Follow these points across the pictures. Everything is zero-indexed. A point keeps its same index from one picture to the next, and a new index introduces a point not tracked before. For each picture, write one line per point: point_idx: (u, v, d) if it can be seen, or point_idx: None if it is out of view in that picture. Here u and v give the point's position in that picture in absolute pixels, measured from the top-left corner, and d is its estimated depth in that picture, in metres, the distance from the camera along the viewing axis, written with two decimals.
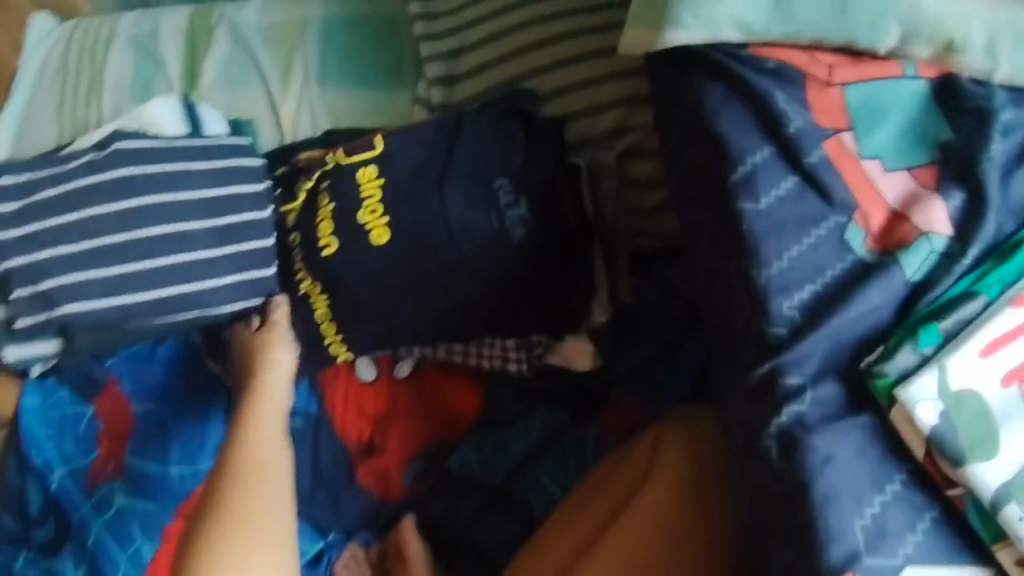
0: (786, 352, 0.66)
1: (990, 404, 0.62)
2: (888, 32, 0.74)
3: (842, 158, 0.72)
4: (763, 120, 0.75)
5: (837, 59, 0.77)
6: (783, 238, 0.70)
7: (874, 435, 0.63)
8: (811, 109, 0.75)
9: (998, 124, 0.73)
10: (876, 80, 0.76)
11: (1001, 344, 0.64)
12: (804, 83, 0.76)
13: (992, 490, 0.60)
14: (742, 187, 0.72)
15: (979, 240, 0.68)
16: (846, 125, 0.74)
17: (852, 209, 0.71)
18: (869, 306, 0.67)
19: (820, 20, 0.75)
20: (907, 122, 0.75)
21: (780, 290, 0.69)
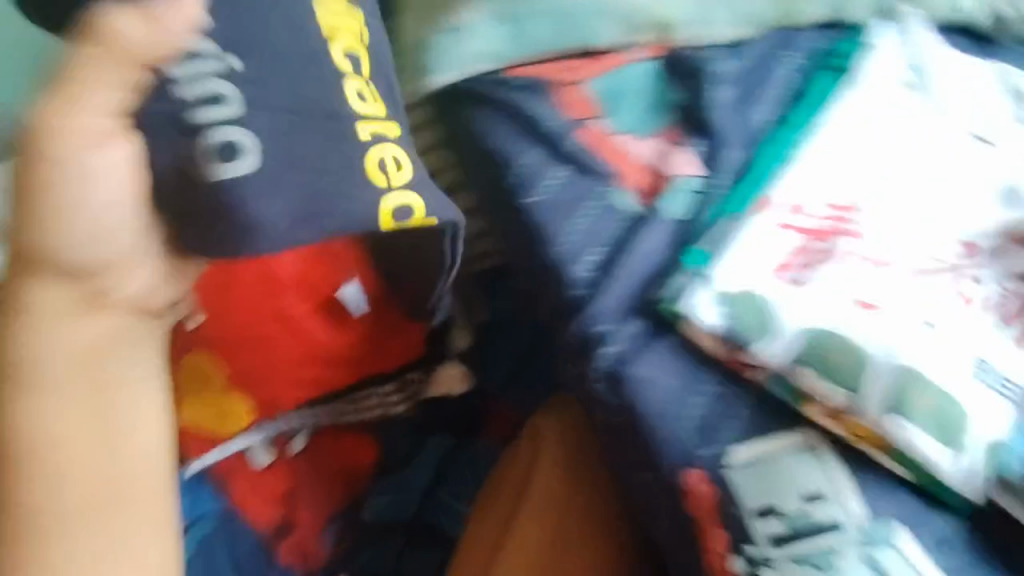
0: (588, 307, 0.74)
1: (765, 294, 0.71)
2: (606, 28, 0.89)
3: (597, 139, 0.83)
4: (527, 127, 0.84)
5: (575, 63, 0.89)
6: (564, 216, 0.79)
7: (680, 351, 0.72)
8: (565, 108, 0.85)
9: (716, 77, 0.86)
10: (609, 72, 0.88)
11: (757, 245, 0.74)
12: (553, 90, 0.86)
13: (782, 360, 0.68)
14: (520, 184, 0.81)
15: (722, 170, 0.81)
16: (597, 113, 0.85)
17: (615, 177, 0.81)
18: (647, 249, 0.76)
19: (550, 36, 0.89)
20: (645, 99, 0.88)
21: (573, 259, 0.77)
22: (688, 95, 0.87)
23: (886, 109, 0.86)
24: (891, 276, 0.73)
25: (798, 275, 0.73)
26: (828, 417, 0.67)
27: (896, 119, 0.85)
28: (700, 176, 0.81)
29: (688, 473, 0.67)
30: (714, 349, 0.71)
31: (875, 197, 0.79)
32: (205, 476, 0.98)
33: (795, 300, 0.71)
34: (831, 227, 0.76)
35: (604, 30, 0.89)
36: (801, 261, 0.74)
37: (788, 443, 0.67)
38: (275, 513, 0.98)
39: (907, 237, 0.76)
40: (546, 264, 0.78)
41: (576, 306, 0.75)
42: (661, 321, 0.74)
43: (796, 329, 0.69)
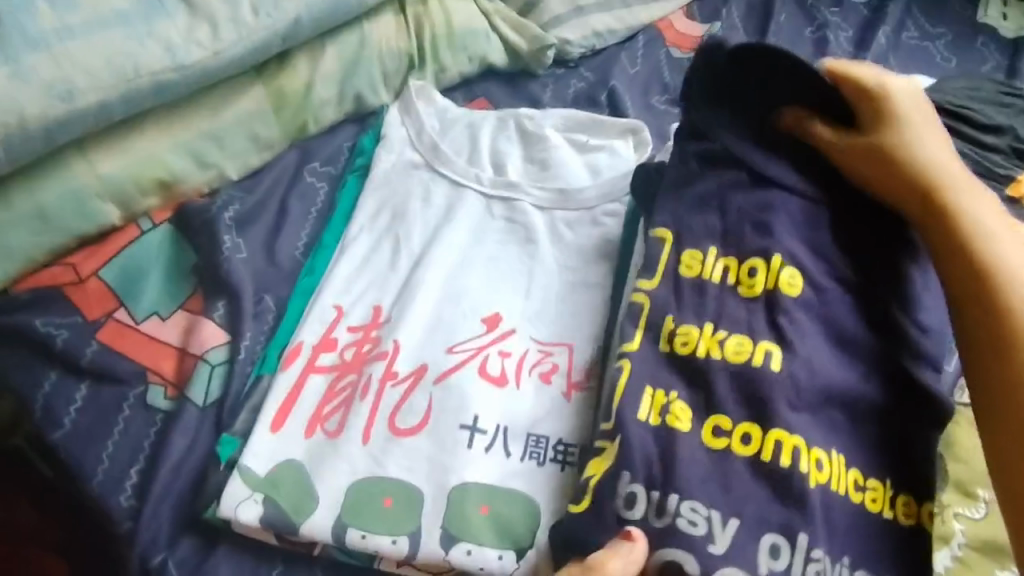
0: (136, 541, 0.62)
1: (300, 465, 0.62)
2: (103, 209, 0.77)
3: (119, 335, 0.73)
4: (37, 352, 0.73)
5: (82, 254, 0.77)
6: (96, 441, 0.68)
7: (237, 564, 0.61)
8: (80, 309, 0.74)
9: (227, 223, 0.78)
10: (119, 253, 0.77)
11: (289, 409, 0.65)
12: (59, 300, 0.75)
13: (331, 533, 0.59)
14: (45, 418, 0.70)
15: (248, 326, 0.71)
16: (116, 303, 0.75)
17: (144, 373, 0.71)
18: (180, 451, 0.65)
19: (34, 241, 0.75)
20: (164, 269, 0.77)
21: (112, 490, 0.66)
22: (202, 252, 0.77)
23: (407, 185, 0.77)
24: (466, 375, 0.64)
25: (337, 423, 0.64)
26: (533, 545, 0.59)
27: (418, 198, 0.76)
28: (229, 342, 0.71)
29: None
30: (263, 536, 0.61)
31: (405, 293, 0.69)
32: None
33: (327, 457, 0.62)
34: (361, 351, 0.67)
35: (102, 211, 0.77)
36: (337, 405, 0.65)
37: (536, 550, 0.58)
38: None
39: (460, 306, 0.69)
40: (90, 498, 0.67)
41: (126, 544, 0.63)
42: (217, 532, 0.62)
43: (331, 509, 0.60)
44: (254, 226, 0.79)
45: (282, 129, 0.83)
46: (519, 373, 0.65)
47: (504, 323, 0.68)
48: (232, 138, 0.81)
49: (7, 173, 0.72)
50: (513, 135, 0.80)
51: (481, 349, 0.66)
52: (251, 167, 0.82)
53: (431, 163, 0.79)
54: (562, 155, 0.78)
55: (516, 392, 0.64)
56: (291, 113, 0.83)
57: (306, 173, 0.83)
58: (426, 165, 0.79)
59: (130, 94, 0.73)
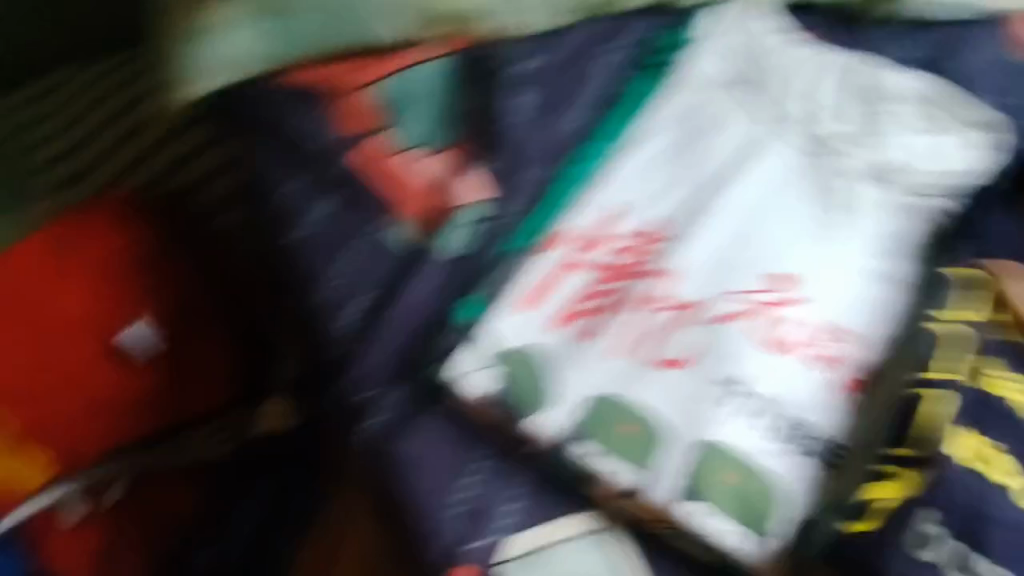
0: (349, 369, 0.60)
1: (541, 353, 0.58)
2: (398, 23, 0.73)
3: (372, 159, 0.67)
4: (291, 143, 0.69)
5: (363, 62, 0.73)
6: (328, 254, 0.64)
7: (448, 425, 0.58)
8: (338, 118, 0.69)
9: (514, 79, 0.71)
10: (400, 72, 0.72)
11: (544, 291, 0.60)
12: (325, 99, 0.70)
13: (560, 434, 0.56)
14: (279, 218, 0.67)
15: (512, 195, 0.65)
16: (377, 124, 0.69)
17: (387, 207, 0.65)
18: (416, 297, 0.61)
19: (324, 31, 0.72)
20: (432, 107, 0.71)
21: (334, 307, 0.62)
22: (479, 101, 0.71)
23: (715, 102, 0.70)
24: (741, 328, 0.58)
25: (588, 327, 0.59)
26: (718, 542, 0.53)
27: (723, 118, 0.69)
28: (487, 205, 0.64)
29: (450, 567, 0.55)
30: (481, 412, 0.57)
31: (691, 216, 0.64)
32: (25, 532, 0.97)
33: (572, 357, 0.58)
34: (631, 260, 0.62)
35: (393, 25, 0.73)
36: (593, 308, 0.60)
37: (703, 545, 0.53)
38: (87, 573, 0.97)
39: (746, 250, 0.62)
40: (308, 310, 0.63)
41: (336, 369, 0.61)
42: (428, 395, 0.59)
43: (571, 408, 0.56)
44: (535, 90, 0.71)
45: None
46: (793, 345, 0.58)
47: (791, 285, 0.61)
48: None
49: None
50: (848, 83, 0.72)
51: (758, 306, 0.59)
52: (552, 28, 0.75)
53: (750, 84, 0.71)
54: (904, 124, 0.69)
55: (789, 364, 0.57)
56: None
57: (601, 51, 0.73)
58: (743, 84, 0.71)
59: None
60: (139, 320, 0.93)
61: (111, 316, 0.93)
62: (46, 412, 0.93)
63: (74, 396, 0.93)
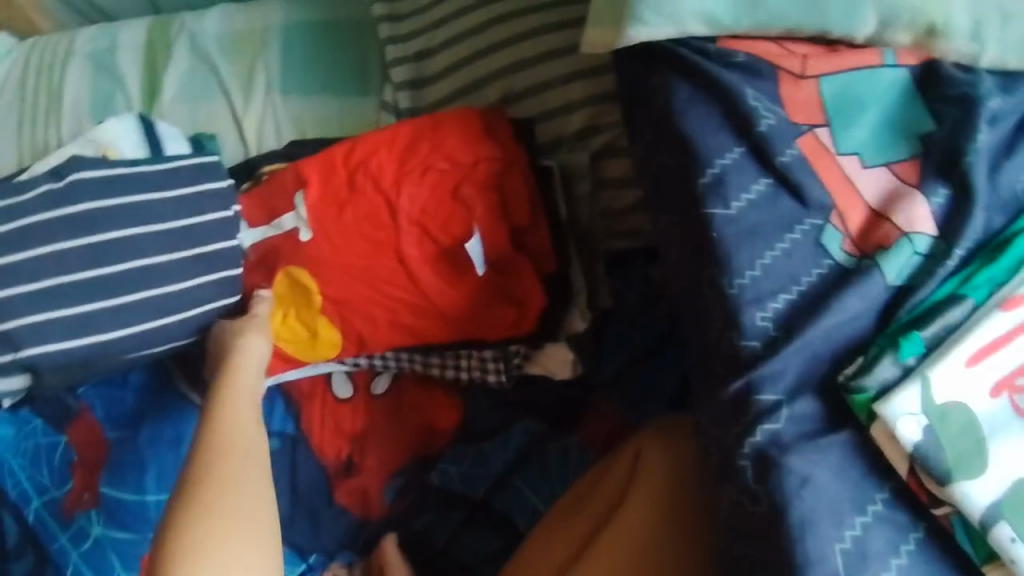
0: (759, 367, 0.57)
1: (979, 418, 0.54)
2: (865, 20, 0.67)
3: (817, 155, 0.64)
4: (733, 120, 0.66)
5: (811, 49, 0.69)
6: (755, 243, 0.61)
7: (853, 456, 0.55)
8: (783, 106, 0.66)
9: (986, 113, 0.65)
10: (853, 71, 0.67)
11: (994, 351, 0.56)
12: (774, 78, 0.67)
13: (982, 511, 0.52)
14: (710, 190, 0.63)
15: (967, 237, 0.61)
16: (822, 120, 0.66)
17: (828, 209, 0.62)
18: (847, 314, 0.58)
19: (790, 10, 0.66)
20: (884, 115, 0.67)
21: (753, 300, 0.59)
22: (942, 127, 0.66)
23: None
24: None
25: None
26: None
27: None
28: (934, 237, 0.61)
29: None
30: (896, 456, 0.54)
31: None
32: (289, 393, 1.02)
33: (1016, 433, 0.54)
34: None
35: (864, 20, 0.67)
36: None
37: None
38: (342, 452, 0.99)
39: None
40: (718, 296, 0.61)
41: (745, 364, 0.58)
42: (841, 415, 0.57)
43: (1002, 486, 0.52)
44: (1002, 128, 0.66)
45: None
46: None
47: None
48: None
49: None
50: None
51: None
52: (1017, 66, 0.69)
53: None
54: None
55: None
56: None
57: None
58: None
59: None
60: (476, 234, 0.94)
61: (452, 223, 0.94)
62: (351, 296, 0.94)
63: (381, 288, 0.94)
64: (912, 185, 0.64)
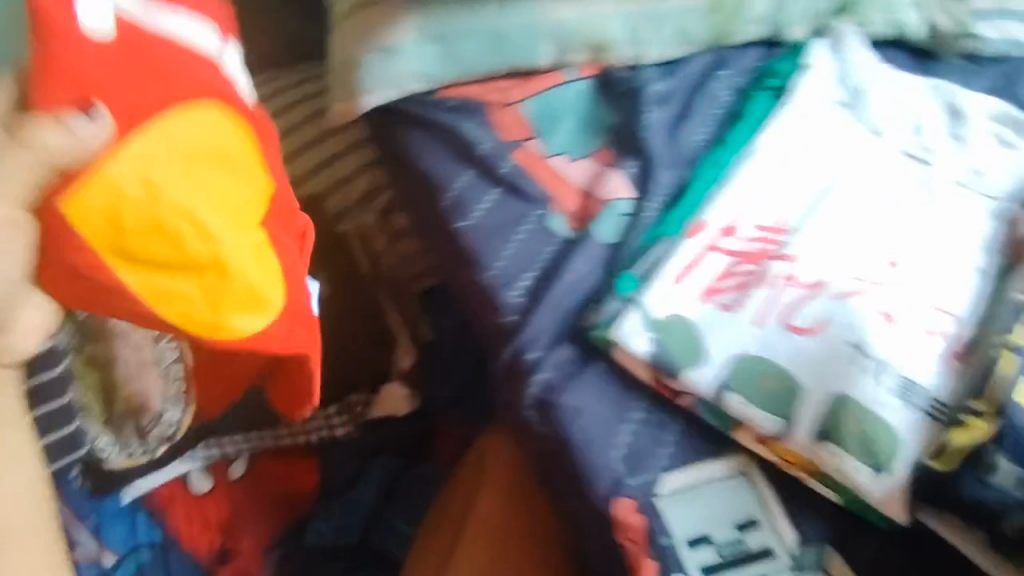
0: (520, 334, 0.70)
1: (690, 321, 0.69)
2: (543, 51, 0.84)
3: (531, 161, 0.79)
4: (460, 149, 0.80)
5: (512, 82, 0.84)
6: (496, 238, 0.75)
7: (609, 380, 0.69)
8: (498, 127, 0.81)
9: (651, 96, 0.83)
10: (545, 91, 0.83)
11: (691, 269, 0.71)
12: (486, 110, 0.82)
13: (709, 387, 0.66)
14: (453, 209, 0.77)
15: (656, 192, 0.77)
16: (531, 133, 0.81)
17: (548, 199, 0.77)
18: (578, 273, 0.72)
19: (484, 56, 0.83)
20: (579, 119, 0.84)
21: (504, 283, 0.73)
22: (623, 116, 0.83)
23: (827, 122, 0.82)
24: (859, 302, 0.68)
25: (731, 299, 0.70)
26: (755, 440, 0.66)
27: (831, 136, 0.81)
28: (634, 199, 0.77)
29: (616, 501, 0.64)
30: (640, 371, 0.68)
31: (810, 214, 0.75)
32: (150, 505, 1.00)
33: (719, 322, 0.69)
34: (765, 248, 0.73)
35: (541, 51, 0.84)
36: (735, 285, 0.71)
37: (713, 470, 0.67)
38: (213, 543, 1.01)
39: (863, 245, 0.73)
40: (480, 290, 0.74)
41: (508, 333, 0.71)
42: (592, 351, 0.70)
43: (718, 364, 0.67)
44: (670, 104, 0.84)
45: (710, 30, 0.87)
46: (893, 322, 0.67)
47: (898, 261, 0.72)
48: (669, 26, 0.85)
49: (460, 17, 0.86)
50: (940, 107, 0.84)
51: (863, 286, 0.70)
52: (668, 57, 0.87)
53: (853, 105, 0.84)
54: (978, 141, 0.81)
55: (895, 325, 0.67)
56: (726, 19, 0.87)
57: (717, 77, 0.87)
58: (846, 106, 0.83)
59: None
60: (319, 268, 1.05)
61: None
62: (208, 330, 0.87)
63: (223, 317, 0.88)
64: (610, 165, 0.80)
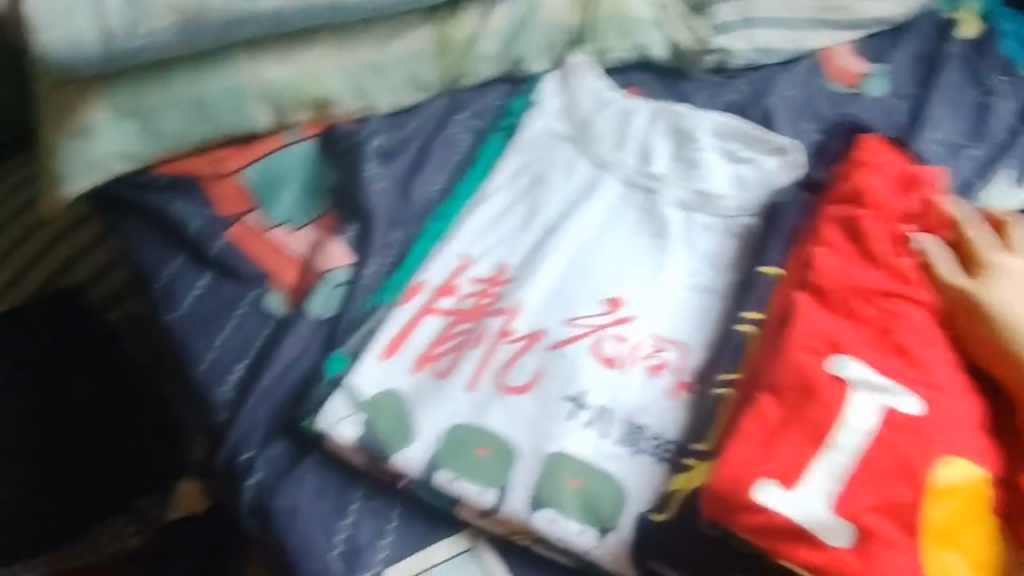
0: (230, 434, 0.64)
1: (406, 395, 0.62)
2: (258, 114, 0.80)
3: (247, 237, 0.74)
4: (177, 237, 0.75)
5: (229, 151, 0.80)
6: (208, 331, 0.69)
7: (325, 473, 0.63)
8: (214, 203, 0.77)
9: (375, 150, 0.79)
10: (265, 156, 0.80)
11: (403, 341, 0.65)
12: (202, 187, 0.78)
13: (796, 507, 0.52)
14: (164, 297, 0.72)
15: (376, 251, 0.72)
16: (250, 205, 0.77)
17: (263, 276, 0.72)
18: (291, 357, 0.67)
19: (227, 114, 0.79)
20: (303, 183, 0.79)
21: (216, 379, 0.67)
22: (341, 175, 0.78)
23: (552, 155, 0.79)
24: (582, 348, 0.64)
25: (447, 365, 0.64)
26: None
27: (560, 170, 0.77)
28: (352, 266, 0.72)
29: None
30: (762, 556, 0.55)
31: (532, 258, 0.70)
32: None
33: (431, 397, 0.62)
34: (482, 302, 0.67)
35: (257, 113, 0.80)
36: (451, 348, 0.65)
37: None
38: None
39: (577, 287, 0.69)
40: (196, 381, 0.68)
41: (219, 433, 0.65)
42: (307, 442, 0.64)
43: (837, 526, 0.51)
44: (397, 159, 0.80)
45: (441, 75, 0.86)
46: (631, 359, 0.64)
47: (624, 308, 0.67)
48: (393, 73, 0.84)
49: (208, 50, 0.76)
50: (666, 129, 0.80)
51: (597, 329, 0.66)
52: (401, 105, 0.85)
53: (577, 139, 0.80)
54: (712, 158, 0.78)
55: (622, 376, 0.63)
56: (453, 60, 0.86)
57: (453, 123, 0.85)
58: (572, 140, 0.80)
59: (312, 7, 0.75)
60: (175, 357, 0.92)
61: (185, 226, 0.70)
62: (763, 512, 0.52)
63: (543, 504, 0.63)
64: (330, 232, 0.75)
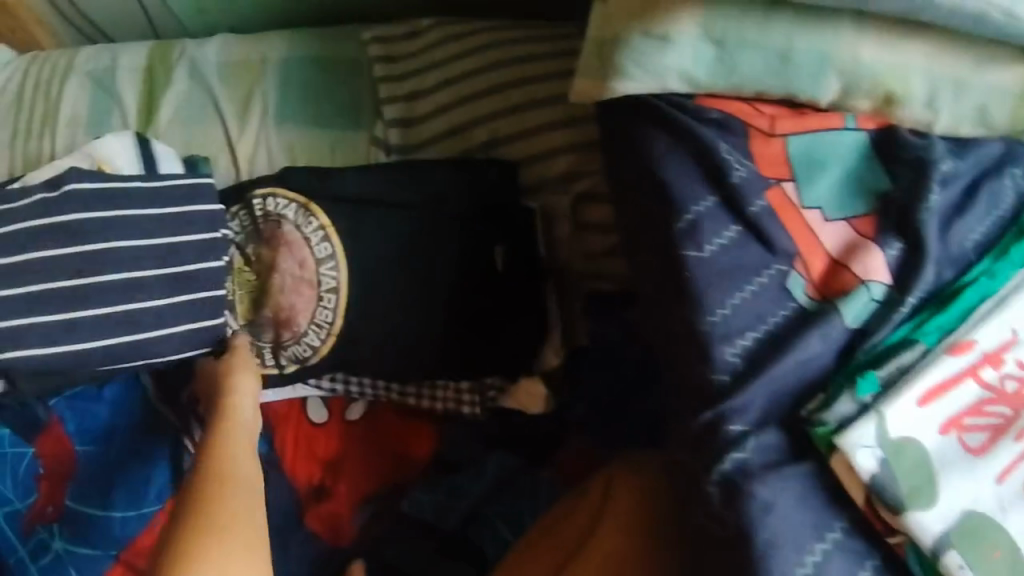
0: (728, 399, 0.62)
1: (930, 451, 0.59)
2: (829, 85, 0.71)
3: (783, 207, 0.69)
4: (709, 173, 0.71)
5: (779, 110, 0.74)
6: (726, 285, 0.66)
7: (814, 485, 0.59)
8: (754, 161, 0.71)
9: (939, 175, 0.71)
10: (818, 132, 0.73)
11: (944, 391, 0.61)
12: (746, 135, 0.72)
13: None
14: (685, 233, 0.68)
15: (919, 288, 0.66)
16: (788, 176, 0.71)
17: (793, 257, 0.67)
18: (809, 354, 0.63)
19: (803, 73, 0.71)
20: (846, 174, 0.72)
21: (723, 337, 0.64)
22: (898, 186, 0.72)
23: None
24: None
25: (980, 442, 0.60)
26: None
27: None
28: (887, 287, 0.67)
29: None
30: None
31: None
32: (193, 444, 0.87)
33: (959, 467, 0.59)
34: None
35: (830, 86, 0.72)
36: (987, 425, 0.61)
37: None
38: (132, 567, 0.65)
39: None
40: (693, 329, 0.66)
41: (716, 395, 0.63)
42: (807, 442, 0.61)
43: None
44: (955, 190, 0.72)
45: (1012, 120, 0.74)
46: None
47: None
48: (974, 98, 0.72)
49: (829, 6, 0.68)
50: None
51: None
52: (959, 134, 0.75)
53: None
54: None
55: None
56: None
57: (1010, 173, 0.75)
58: None
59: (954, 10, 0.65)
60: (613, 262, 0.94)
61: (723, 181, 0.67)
62: None
63: None
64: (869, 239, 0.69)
